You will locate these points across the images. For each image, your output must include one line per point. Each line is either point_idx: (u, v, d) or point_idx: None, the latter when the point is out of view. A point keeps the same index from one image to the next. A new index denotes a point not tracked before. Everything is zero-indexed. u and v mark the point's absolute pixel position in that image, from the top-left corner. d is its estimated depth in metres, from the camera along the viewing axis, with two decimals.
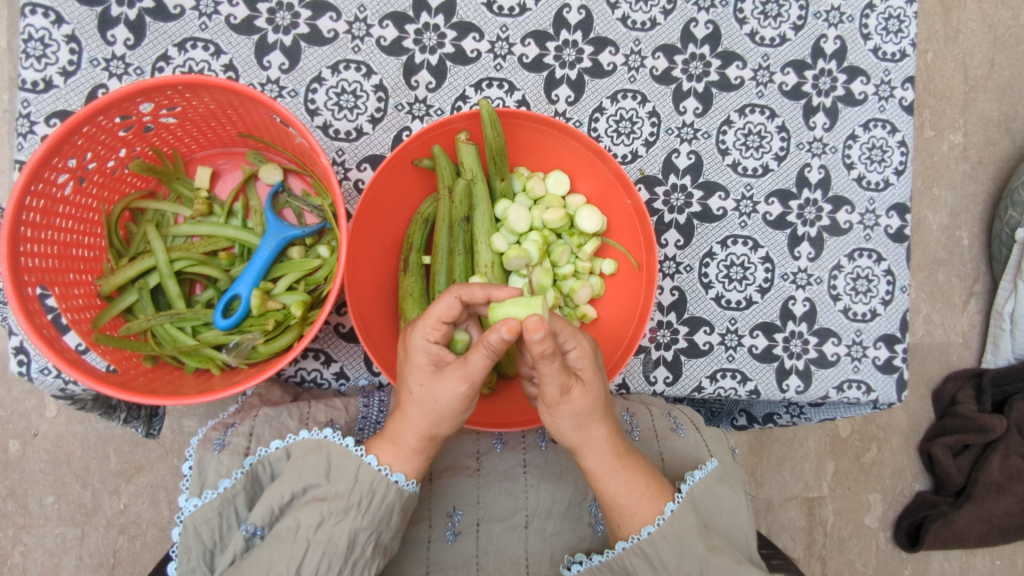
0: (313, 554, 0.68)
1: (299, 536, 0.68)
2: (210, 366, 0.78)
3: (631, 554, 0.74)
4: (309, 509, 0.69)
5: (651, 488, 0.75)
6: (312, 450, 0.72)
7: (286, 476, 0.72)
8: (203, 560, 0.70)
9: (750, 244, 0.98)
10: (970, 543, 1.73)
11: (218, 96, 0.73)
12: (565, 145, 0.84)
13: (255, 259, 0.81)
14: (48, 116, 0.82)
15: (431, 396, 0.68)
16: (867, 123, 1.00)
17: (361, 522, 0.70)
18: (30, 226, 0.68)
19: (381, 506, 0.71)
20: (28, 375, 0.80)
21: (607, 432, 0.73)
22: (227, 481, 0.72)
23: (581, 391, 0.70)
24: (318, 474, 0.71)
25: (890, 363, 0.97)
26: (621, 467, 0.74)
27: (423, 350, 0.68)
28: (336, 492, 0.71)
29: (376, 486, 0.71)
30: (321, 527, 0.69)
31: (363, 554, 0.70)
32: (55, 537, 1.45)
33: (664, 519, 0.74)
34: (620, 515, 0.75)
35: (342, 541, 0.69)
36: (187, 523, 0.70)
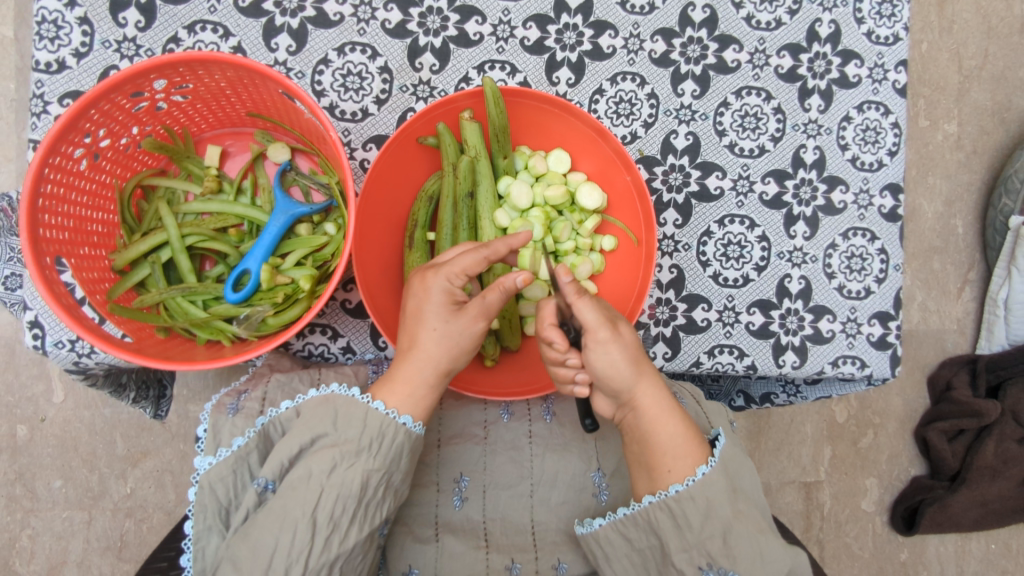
0: (326, 499, 0.70)
1: (312, 482, 0.71)
2: (221, 337, 0.80)
3: (658, 508, 0.76)
4: (320, 457, 0.71)
5: (695, 437, 0.78)
6: (319, 402, 0.74)
7: (298, 429, 0.73)
8: (218, 517, 0.73)
9: (747, 223, 1.00)
10: (964, 527, 1.75)
11: (229, 74, 0.75)
12: (567, 124, 0.87)
13: (264, 234, 0.83)
14: (61, 96, 0.84)
15: (449, 331, 0.74)
16: (860, 105, 1.02)
17: (374, 463, 0.73)
18: (49, 199, 0.71)
19: (391, 449, 0.74)
20: (42, 349, 0.83)
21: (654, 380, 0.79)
22: (239, 440, 0.74)
23: (628, 333, 0.77)
24: (325, 423, 0.73)
25: (884, 339, 1.00)
26: (672, 414, 0.78)
27: (442, 287, 0.73)
28: (344, 439, 0.73)
29: (385, 429, 0.74)
30: (333, 473, 0.71)
31: (376, 495, 0.73)
32: (62, 522, 1.48)
33: (695, 481, 0.75)
34: (665, 465, 0.76)
35: (355, 484, 0.72)
36: (203, 481, 0.72)
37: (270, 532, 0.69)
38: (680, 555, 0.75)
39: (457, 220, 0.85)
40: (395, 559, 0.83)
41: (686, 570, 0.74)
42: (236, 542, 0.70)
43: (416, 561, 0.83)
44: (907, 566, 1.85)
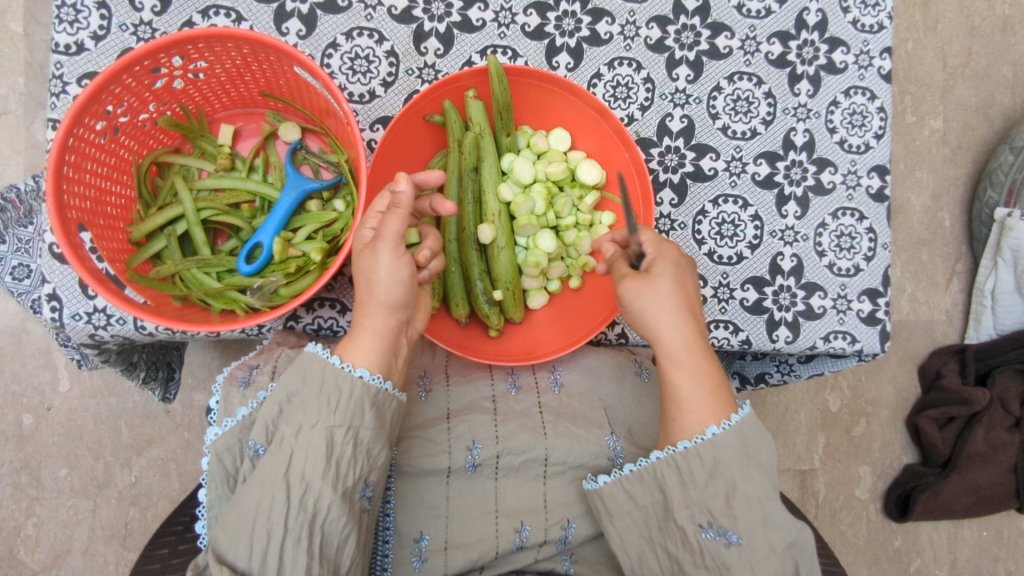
0: (297, 459, 0.71)
1: (285, 445, 0.71)
2: (234, 307, 0.83)
3: (665, 463, 0.79)
4: (290, 417, 0.72)
5: (721, 395, 0.80)
6: (293, 363, 0.76)
7: (273, 393, 0.74)
8: (226, 486, 0.77)
9: (740, 203, 1.04)
10: (956, 513, 1.79)
11: (244, 51, 0.78)
12: (568, 103, 0.91)
13: (276, 209, 0.86)
14: (79, 77, 0.87)
15: (371, 270, 0.74)
16: (847, 90, 1.06)
17: (335, 421, 0.72)
18: (72, 168, 0.73)
19: (350, 403, 0.73)
20: (59, 321, 0.85)
21: (690, 329, 0.80)
22: (244, 409, 0.77)
23: (651, 287, 0.79)
24: (295, 382, 0.74)
25: (873, 315, 1.03)
26: (695, 371, 0.80)
27: (359, 234, 0.77)
28: (309, 397, 0.73)
29: (342, 384, 0.73)
30: (300, 433, 0.71)
31: (345, 454, 0.72)
32: (68, 510, 1.49)
33: (699, 440, 0.77)
34: (680, 418, 0.80)
35: (321, 443, 0.71)
36: (210, 450, 0.76)
37: (251, 497, 0.70)
38: (682, 511, 0.78)
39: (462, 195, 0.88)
40: (407, 525, 0.89)
41: (688, 526, 0.78)
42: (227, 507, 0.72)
43: (427, 526, 0.89)
44: (901, 554, 1.88)
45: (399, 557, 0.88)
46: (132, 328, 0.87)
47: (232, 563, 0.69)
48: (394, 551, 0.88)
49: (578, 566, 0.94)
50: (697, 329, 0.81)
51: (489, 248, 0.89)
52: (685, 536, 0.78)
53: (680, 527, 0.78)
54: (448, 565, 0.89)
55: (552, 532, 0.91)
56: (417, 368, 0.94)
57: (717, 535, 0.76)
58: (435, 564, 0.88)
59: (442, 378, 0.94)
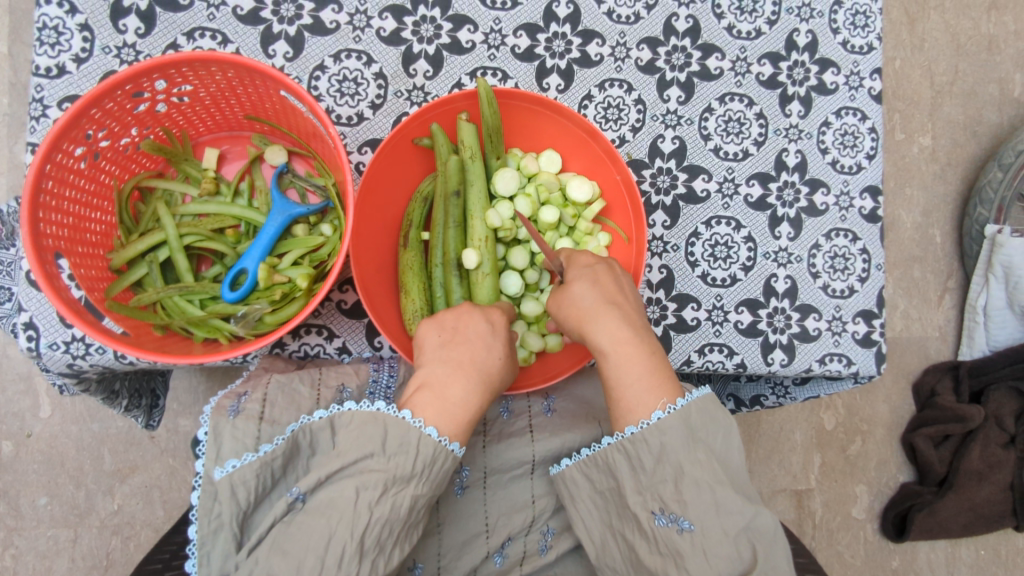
0: (374, 524, 0.68)
1: (361, 506, 0.67)
2: (218, 336, 0.80)
3: (614, 449, 0.77)
4: (371, 480, 0.68)
5: (654, 381, 0.76)
6: (366, 420, 0.70)
7: (342, 449, 0.70)
8: (232, 520, 0.69)
9: (733, 224, 1.03)
10: (954, 533, 1.77)
11: (228, 74, 0.76)
12: (559, 125, 0.89)
13: (262, 235, 0.84)
14: (60, 100, 0.85)
15: (498, 363, 0.78)
16: (838, 111, 1.05)
17: (421, 488, 0.71)
18: (50, 194, 0.71)
19: (438, 473, 0.72)
20: (36, 351, 0.83)
21: (613, 325, 0.78)
22: (268, 446, 0.70)
23: (580, 288, 0.81)
24: (374, 444, 0.69)
25: (868, 337, 1.02)
26: (643, 369, 0.77)
27: (490, 328, 0.80)
28: (394, 462, 0.69)
29: (437, 455, 0.71)
30: (383, 498, 0.68)
31: (419, 515, 0.72)
32: (47, 540, 1.45)
33: (647, 424, 0.74)
34: (618, 410, 0.78)
35: (405, 507, 0.70)
36: (225, 486, 0.68)
37: (306, 553, 0.65)
38: (635, 498, 0.76)
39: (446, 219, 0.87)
40: (398, 555, 0.85)
41: (640, 514, 0.75)
42: (262, 558, 0.65)
43: (417, 553, 0.86)
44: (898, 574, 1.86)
45: None
46: (112, 357, 0.84)
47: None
48: None
49: None
50: (622, 321, 0.79)
51: (473, 273, 0.87)
52: (640, 524, 0.75)
53: (635, 515, 0.76)
54: None
55: (531, 539, 0.91)
56: None
57: (669, 522, 0.73)
58: None
59: None
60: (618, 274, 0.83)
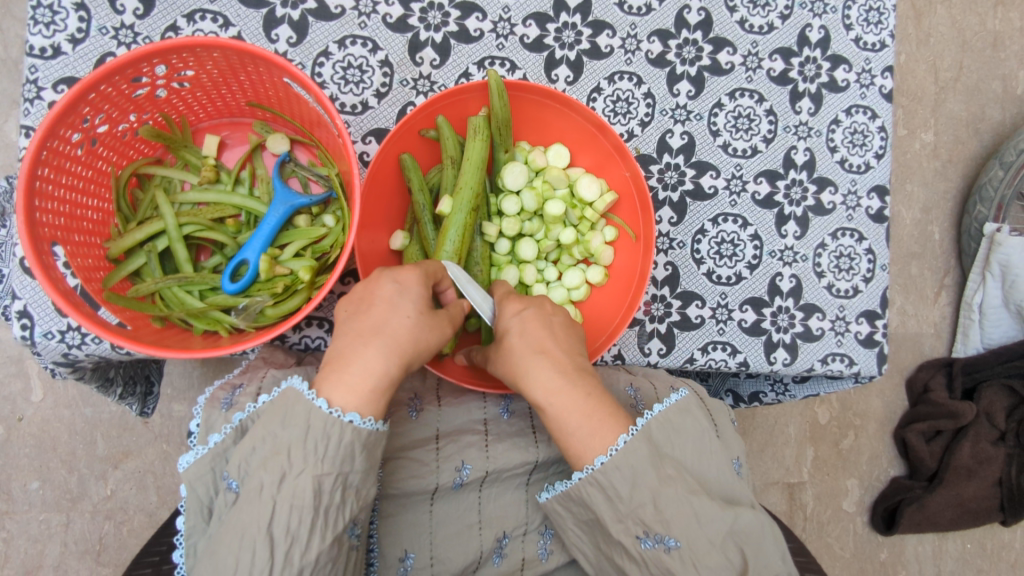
0: (281, 511, 0.64)
1: (264, 495, 0.65)
2: (218, 328, 0.79)
3: (586, 484, 0.75)
4: (269, 463, 0.66)
5: (591, 423, 0.74)
6: (275, 400, 0.69)
7: (250, 432, 0.68)
8: (201, 516, 0.72)
9: (739, 222, 1.02)
10: (942, 527, 1.80)
11: (231, 60, 0.74)
12: (568, 119, 0.88)
13: (263, 225, 0.83)
14: (55, 83, 0.82)
15: (411, 331, 0.71)
16: (849, 109, 1.04)
17: (322, 469, 0.66)
18: (45, 182, 0.69)
19: (339, 450, 0.67)
20: (30, 340, 0.81)
21: (543, 374, 0.75)
22: (215, 437, 0.71)
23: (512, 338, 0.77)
24: (275, 424, 0.68)
25: (871, 337, 1.02)
26: (585, 405, 0.75)
27: (394, 291, 0.72)
28: (289, 442, 0.66)
29: (330, 430, 0.66)
30: (284, 482, 0.65)
31: (334, 501, 0.67)
32: (39, 524, 1.44)
33: (616, 450, 0.73)
34: (575, 451, 0.75)
35: (307, 493, 0.65)
36: (183, 479, 0.71)
37: (227, 550, 0.64)
38: (617, 526, 0.75)
39: (430, 217, 0.85)
40: (391, 544, 0.86)
41: (625, 540, 0.74)
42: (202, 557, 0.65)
43: (411, 543, 0.87)
44: (886, 565, 1.88)
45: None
46: (108, 347, 0.83)
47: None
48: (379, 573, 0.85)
49: None
50: (546, 367, 0.76)
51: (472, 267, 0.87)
52: (627, 550, 0.75)
53: (619, 542, 0.75)
54: None
55: (529, 540, 0.91)
56: (406, 390, 0.91)
57: (655, 542, 0.73)
58: None
59: (433, 401, 0.91)
60: (550, 317, 0.80)
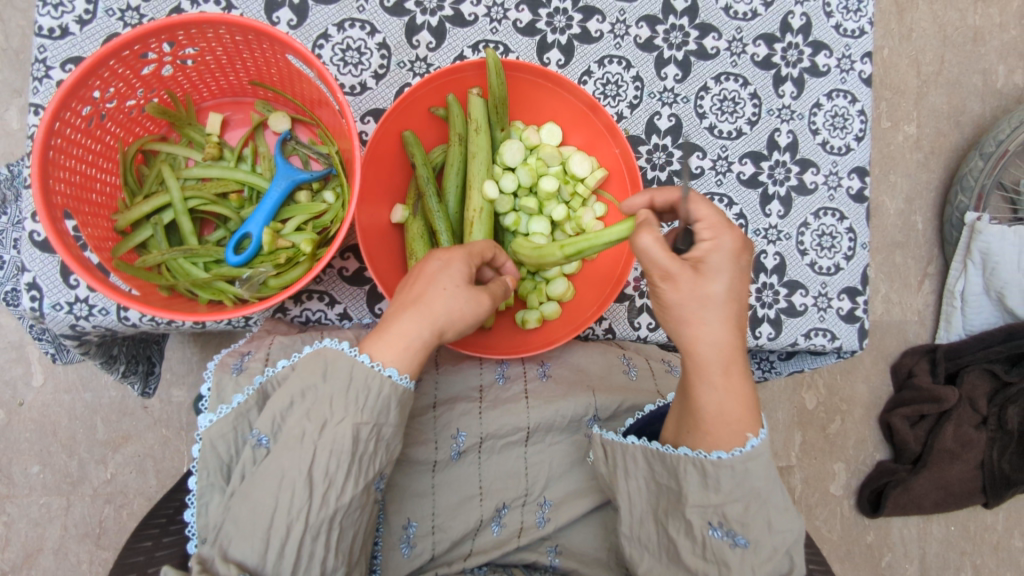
0: (321, 455, 0.69)
1: (306, 442, 0.70)
2: (223, 298, 0.82)
3: (688, 461, 0.77)
4: (311, 413, 0.70)
5: (745, 416, 0.75)
6: (309, 356, 0.72)
7: (288, 387, 0.72)
8: (219, 475, 0.73)
9: (725, 201, 1.05)
10: (926, 509, 1.84)
11: (236, 37, 0.77)
12: (559, 98, 0.91)
13: (266, 200, 0.85)
14: (63, 62, 0.85)
15: (442, 296, 0.74)
16: (830, 93, 1.08)
17: (361, 418, 0.71)
18: (58, 152, 0.72)
19: (377, 401, 0.71)
20: (39, 311, 0.84)
21: (731, 341, 0.73)
22: (239, 396, 0.74)
23: (693, 283, 0.70)
24: (314, 377, 0.71)
25: (852, 313, 1.06)
26: (735, 388, 0.75)
27: (437, 265, 0.77)
28: (330, 395, 0.71)
29: (370, 382, 0.71)
30: (325, 430, 0.70)
31: (369, 449, 0.72)
32: (39, 507, 1.46)
33: (741, 453, 0.74)
34: (702, 425, 0.76)
35: (347, 439, 0.70)
36: (204, 438, 0.72)
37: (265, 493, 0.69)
38: (694, 507, 0.77)
39: (433, 190, 0.87)
40: (395, 513, 0.89)
41: (696, 521, 0.77)
42: (235, 503, 0.70)
43: (413, 513, 0.90)
44: (872, 548, 1.93)
45: (388, 546, 0.88)
46: (115, 319, 0.85)
47: (242, 560, 0.68)
48: (384, 540, 0.88)
49: (562, 557, 0.95)
50: (732, 330, 0.73)
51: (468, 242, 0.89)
52: (691, 527, 0.78)
53: (687, 520, 0.78)
54: (435, 549, 0.90)
55: (528, 510, 0.94)
56: None
57: (725, 535, 0.76)
58: (422, 550, 0.90)
59: (432, 366, 0.94)
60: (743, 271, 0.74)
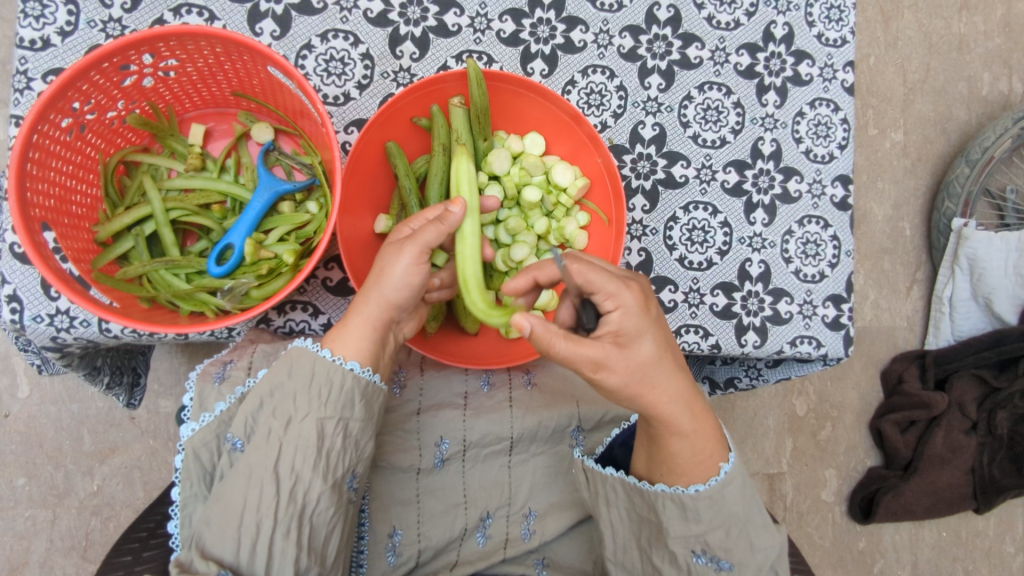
0: (286, 452, 0.71)
1: (272, 439, 0.71)
2: (204, 309, 0.82)
3: (668, 498, 0.79)
4: (277, 411, 0.72)
5: (712, 448, 0.79)
6: (280, 360, 0.74)
7: (256, 389, 0.74)
8: (202, 483, 0.76)
9: (710, 210, 1.06)
10: (917, 515, 1.84)
11: (217, 49, 0.77)
12: (542, 108, 0.91)
13: (248, 210, 0.85)
14: (45, 74, 0.85)
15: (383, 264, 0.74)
16: (813, 102, 1.09)
17: (325, 412, 0.73)
18: (36, 164, 0.72)
19: (341, 396, 0.74)
20: (19, 323, 0.83)
21: (679, 388, 0.76)
22: (222, 404, 0.77)
23: (622, 361, 0.72)
24: (281, 375, 0.73)
25: (837, 320, 1.06)
26: (695, 427, 0.78)
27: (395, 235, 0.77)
28: (295, 391, 0.73)
29: (332, 376, 0.73)
30: (290, 426, 0.72)
31: (335, 445, 0.73)
32: (25, 520, 1.44)
33: (717, 481, 0.78)
34: (672, 465, 0.80)
35: (312, 435, 0.72)
36: (187, 446, 0.75)
37: (236, 492, 0.70)
38: (676, 538, 0.80)
39: (416, 200, 0.87)
40: (381, 520, 0.89)
41: (680, 551, 0.80)
42: (209, 505, 0.71)
43: (399, 519, 0.90)
44: (864, 555, 1.93)
45: (374, 553, 0.88)
46: (96, 330, 0.85)
47: (218, 557, 0.68)
48: (369, 547, 0.88)
49: (549, 570, 0.95)
50: (677, 378, 0.76)
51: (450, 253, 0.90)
52: (675, 556, 0.80)
53: (671, 550, 0.80)
54: (420, 557, 0.90)
55: (513, 520, 0.94)
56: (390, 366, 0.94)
57: (709, 560, 0.79)
58: (407, 557, 0.90)
59: (416, 371, 0.94)
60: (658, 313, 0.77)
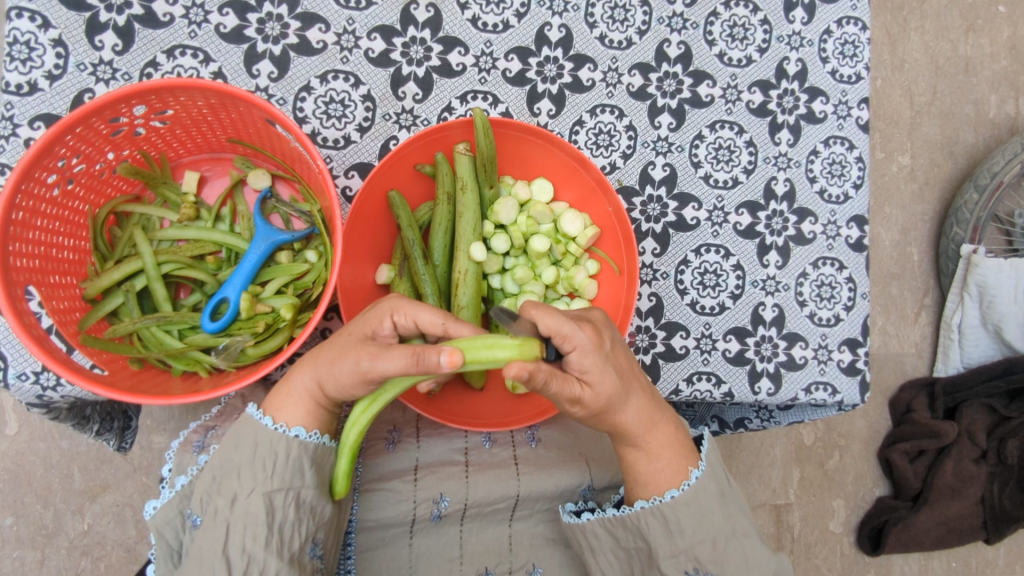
0: (235, 531, 0.69)
1: (219, 518, 0.69)
2: (197, 369, 0.78)
3: (649, 514, 0.78)
4: (222, 488, 0.70)
5: (677, 457, 0.79)
6: (230, 432, 0.74)
7: (207, 465, 0.72)
8: (168, 562, 0.74)
9: (722, 252, 1.03)
10: (927, 546, 1.79)
11: (211, 100, 0.73)
12: (548, 153, 0.88)
13: (243, 262, 0.81)
14: (32, 119, 0.81)
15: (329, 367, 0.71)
16: (827, 140, 1.05)
17: (272, 485, 0.70)
18: (20, 226, 0.68)
19: (288, 465, 0.72)
20: (3, 381, 0.79)
21: (641, 403, 0.75)
22: (182, 479, 0.74)
23: (590, 394, 0.70)
24: (229, 449, 0.72)
25: (853, 365, 1.02)
26: (649, 444, 0.78)
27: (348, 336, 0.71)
28: (239, 464, 0.71)
29: (276, 446, 0.72)
30: (236, 503, 0.70)
31: (287, 518, 0.71)
32: (12, 562, 1.40)
33: (690, 485, 0.77)
34: (637, 480, 0.80)
35: (260, 511, 0.69)
36: (149, 526, 0.73)
37: None
38: (668, 560, 0.77)
39: (420, 251, 0.84)
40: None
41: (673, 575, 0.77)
42: None
43: None
44: None
45: None
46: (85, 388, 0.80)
47: None
48: None
49: None
50: (634, 410, 0.75)
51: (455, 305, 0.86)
52: None
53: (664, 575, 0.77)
54: None
55: None
56: (385, 422, 0.91)
57: None
58: None
59: (413, 432, 0.91)
60: (613, 338, 0.74)
